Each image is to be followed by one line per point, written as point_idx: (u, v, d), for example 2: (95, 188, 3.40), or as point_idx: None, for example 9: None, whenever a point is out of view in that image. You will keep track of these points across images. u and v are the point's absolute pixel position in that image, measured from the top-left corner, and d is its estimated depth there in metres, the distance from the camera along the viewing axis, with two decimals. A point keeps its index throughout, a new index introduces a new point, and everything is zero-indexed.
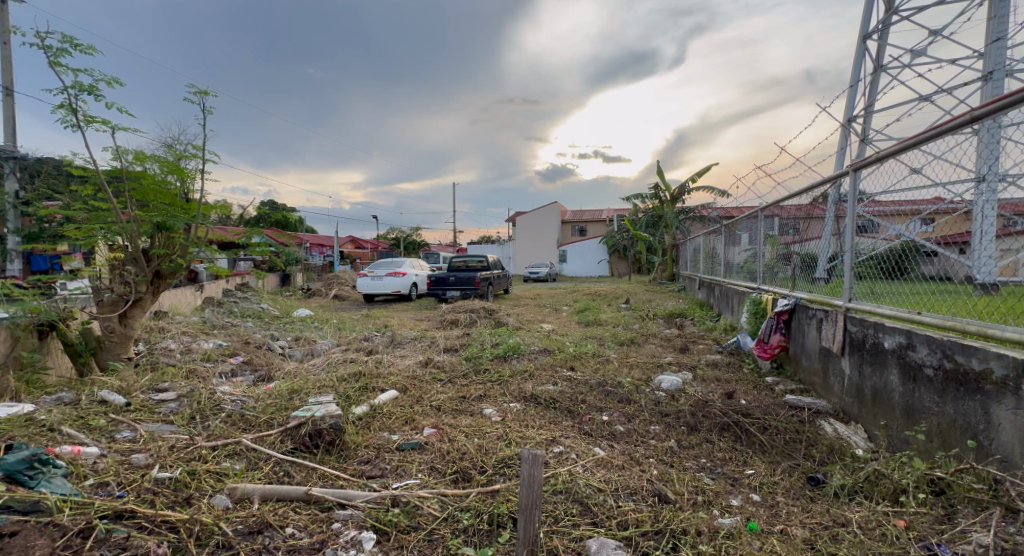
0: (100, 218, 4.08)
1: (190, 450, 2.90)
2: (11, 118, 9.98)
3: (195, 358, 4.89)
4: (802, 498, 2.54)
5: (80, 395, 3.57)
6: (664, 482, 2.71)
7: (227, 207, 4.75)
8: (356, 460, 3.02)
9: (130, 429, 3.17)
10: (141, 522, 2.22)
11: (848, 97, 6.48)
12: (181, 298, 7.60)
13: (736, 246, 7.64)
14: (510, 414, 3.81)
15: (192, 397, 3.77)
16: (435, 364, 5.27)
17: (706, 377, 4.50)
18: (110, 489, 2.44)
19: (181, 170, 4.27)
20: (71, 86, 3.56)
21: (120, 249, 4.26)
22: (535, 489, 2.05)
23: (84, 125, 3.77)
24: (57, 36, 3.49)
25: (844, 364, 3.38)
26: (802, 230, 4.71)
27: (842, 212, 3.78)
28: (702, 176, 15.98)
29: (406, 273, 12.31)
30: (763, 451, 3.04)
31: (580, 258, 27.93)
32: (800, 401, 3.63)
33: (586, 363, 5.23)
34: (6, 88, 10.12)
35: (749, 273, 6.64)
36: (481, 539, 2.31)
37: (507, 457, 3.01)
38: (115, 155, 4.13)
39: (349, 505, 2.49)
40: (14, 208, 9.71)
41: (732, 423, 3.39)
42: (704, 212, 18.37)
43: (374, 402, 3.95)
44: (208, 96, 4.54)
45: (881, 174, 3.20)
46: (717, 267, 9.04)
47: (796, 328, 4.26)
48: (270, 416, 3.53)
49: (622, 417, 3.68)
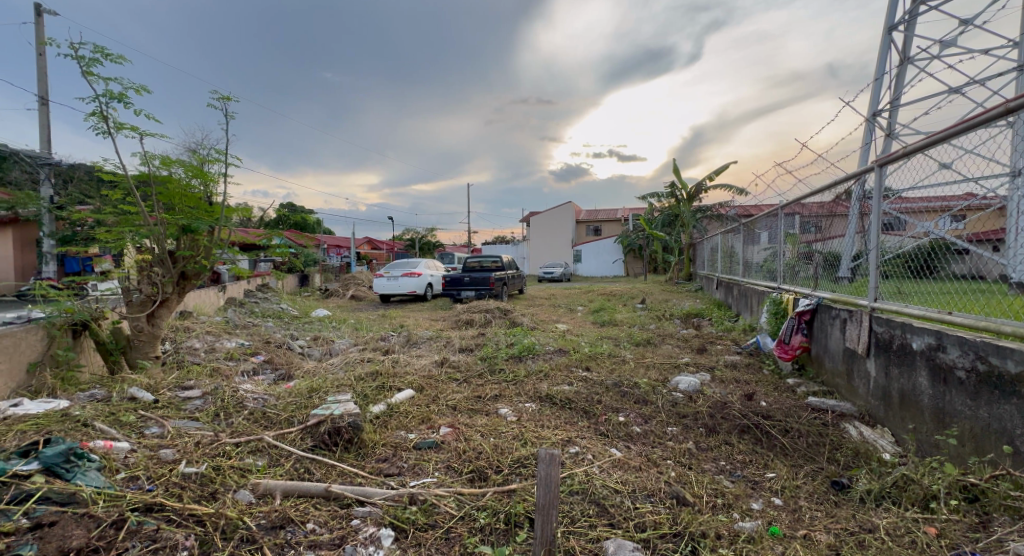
0: (129, 221, 4.21)
1: (216, 447, 2.98)
2: (46, 126, 10.37)
3: (218, 357, 5.01)
4: (826, 502, 2.49)
5: (112, 392, 3.68)
6: (682, 484, 2.69)
7: (248, 209, 4.86)
8: (374, 458, 3.06)
9: (159, 425, 3.26)
10: (170, 515, 2.28)
11: (874, 90, 6.32)
12: (205, 298, 7.80)
13: (755, 245, 7.52)
14: (526, 414, 3.82)
15: (216, 395, 3.86)
16: (451, 364, 5.31)
17: (724, 378, 4.46)
18: (140, 483, 2.52)
19: (205, 174, 4.39)
20: (102, 94, 3.68)
21: (149, 252, 4.39)
22: (551, 489, 2.05)
23: (114, 132, 3.90)
24: (89, 46, 3.61)
25: (870, 365, 3.31)
26: (824, 228, 4.62)
27: (866, 209, 3.70)
28: (720, 174, 15.77)
29: (422, 273, 12.41)
30: (785, 455, 3.00)
31: (596, 258, 27.80)
32: (823, 403, 3.57)
33: (602, 364, 5.22)
34: (41, 98, 10.52)
35: (768, 272, 6.55)
36: (497, 538, 2.32)
37: (523, 457, 3.02)
38: (143, 160, 4.25)
39: (368, 502, 2.52)
40: (50, 213, 10.10)
41: (752, 425, 3.35)
42: (721, 211, 18.14)
43: (391, 401, 3.99)
44: (230, 101, 4.65)
45: (908, 170, 3.13)
46: (735, 267, 8.92)
47: (819, 328, 4.18)
48: (290, 414, 3.59)
49: (639, 418, 3.67)
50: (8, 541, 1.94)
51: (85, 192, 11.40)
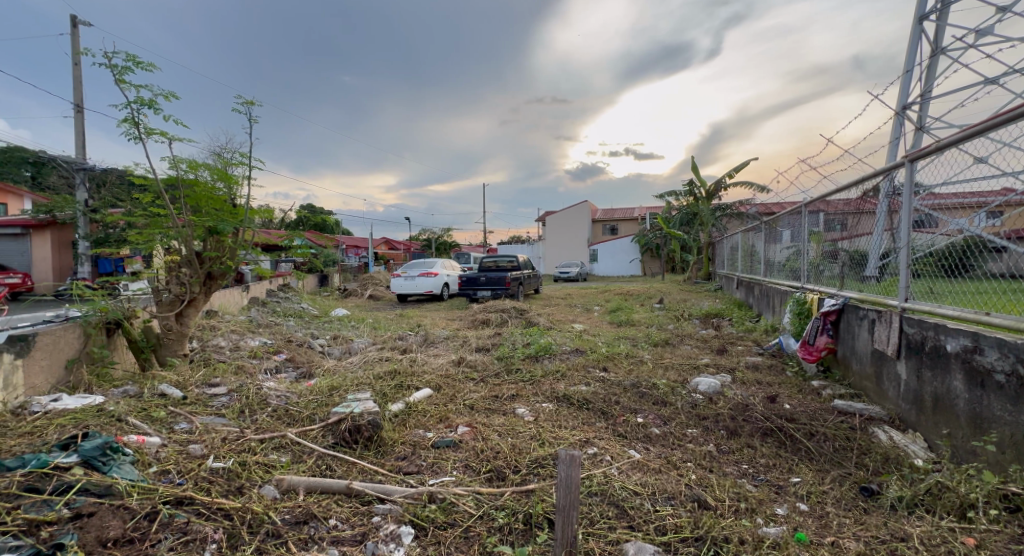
0: (159, 223, 4.34)
1: (241, 443, 3.05)
2: (80, 132, 10.74)
3: (242, 355, 5.13)
4: (855, 509, 2.44)
5: (143, 388, 3.80)
6: (704, 488, 2.66)
7: (271, 211, 4.96)
8: (393, 456, 3.10)
9: (187, 421, 3.35)
10: (200, 509, 2.35)
11: (904, 82, 6.15)
12: (230, 298, 7.98)
13: (777, 243, 7.39)
14: (543, 414, 3.83)
15: (241, 392, 3.96)
16: (467, 363, 5.33)
17: (746, 380, 4.39)
18: (171, 476, 2.59)
19: (229, 177, 4.50)
20: (134, 101, 3.81)
21: (177, 253, 4.53)
22: (572, 490, 2.05)
23: (144, 137, 4.02)
24: (122, 55, 3.74)
25: (900, 368, 3.23)
26: (851, 226, 4.51)
27: (896, 206, 3.61)
28: (740, 171, 15.50)
29: (439, 273, 12.50)
30: (810, 459, 2.95)
31: (613, 257, 27.59)
32: (850, 406, 3.49)
33: (620, 364, 5.20)
34: (76, 105, 10.90)
35: (791, 271, 6.42)
36: (516, 538, 2.33)
37: (541, 458, 3.03)
38: (172, 164, 4.38)
39: (388, 500, 2.55)
40: (84, 216, 10.46)
41: (776, 428, 3.30)
42: (741, 209, 17.82)
43: (409, 400, 4.02)
44: (254, 106, 4.77)
45: (940, 165, 3.04)
46: (756, 266, 8.76)
47: (845, 329, 4.09)
48: (311, 412, 3.66)
49: (658, 420, 3.64)
50: (50, 531, 2.02)
51: (117, 195, 11.78)
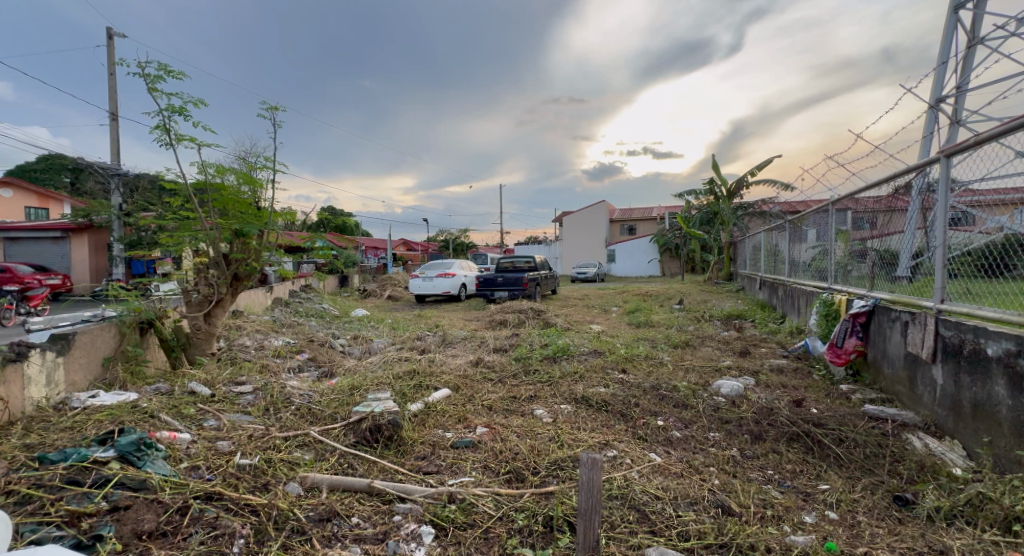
0: (188, 226, 4.47)
1: (267, 440, 3.12)
2: (115, 140, 11.13)
3: (267, 355, 5.24)
4: (889, 519, 2.37)
5: (174, 386, 3.90)
6: (727, 493, 2.62)
7: (293, 213, 5.06)
8: (413, 455, 3.12)
9: (215, 418, 3.44)
10: (228, 505, 2.40)
11: (938, 75, 5.95)
12: (254, 298, 8.16)
13: (802, 243, 7.22)
14: (562, 415, 3.81)
15: (266, 391, 4.05)
16: (485, 364, 5.35)
17: (770, 383, 4.30)
18: (201, 472, 2.66)
19: (254, 180, 4.59)
20: (166, 108, 3.93)
21: (205, 255, 4.66)
22: (593, 494, 2.04)
23: (175, 143, 4.14)
24: (154, 64, 3.85)
25: (936, 372, 3.14)
26: (881, 224, 4.39)
27: (929, 203, 3.50)
28: (763, 169, 15.20)
29: (456, 273, 12.57)
30: (840, 466, 2.88)
31: (631, 258, 27.36)
32: (881, 411, 3.40)
33: (639, 366, 5.15)
34: (111, 114, 11.31)
35: (817, 271, 6.27)
36: (537, 540, 2.32)
37: (561, 460, 3.02)
38: (201, 169, 4.50)
39: (408, 499, 2.58)
40: (118, 220, 10.85)
41: (802, 433, 3.23)
42: (764, 208, 17.47)
43: (428, 401, 4.05)
44: (278, 111, 4.87)
45: (977, 160, 2.95)
46: (780, 266, 8.58)
47: (876, 331, 3.99)
48: (333, 410, 3.71)
49: (679, 423, 3.59)
50: (90, 522, 2.10)
51: (148, 199, 12.20)
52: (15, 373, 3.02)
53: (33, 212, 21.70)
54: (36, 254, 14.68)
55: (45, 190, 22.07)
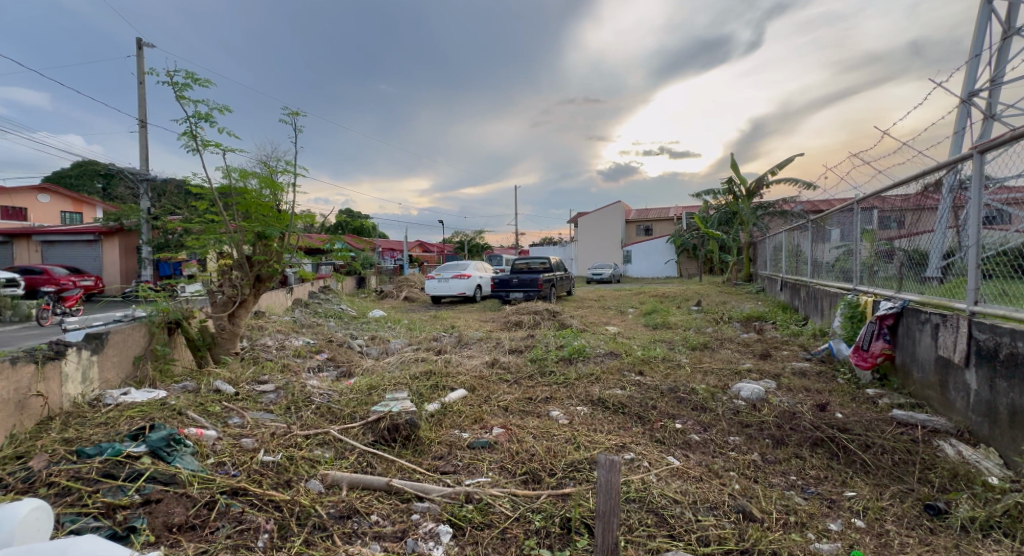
0: (213, 229, 4.58)
1: (289, 438, 3.18)
2: (145, 145, 11.47)
3: (288, 355, 5.34)
4: (920, 528, 2.32)
5: (200, 384, 4.00)
6: (748, 499, 2.58)
7: (313, 216, 5.13)
8: (430, 455, 3.15)
9: (240, 416, 3.51)
10: (253, 500, 2.45)
11: (972, 68, 5.78)
12: (275, 299, 8.31)
13: (825, 243, 7.08)
14: (578, 417, 3.80)
15: (288, 390, 4.13)
16: (501, 365, 5.36)
17: (792, 386, 4.23)
18: (227, 468, 2.73)
19: (276, 184, 4.68)
20: (193, 115, 4.03)
21: (229, 257, 4.76)
22: (612, 496, 2.04)
23: (201, 148, 4.25)
24: (182, 73, 3.96)
25: (970, 377, 3.05)
26: (909, 224, 4.28)
27: (961, 201, 3.41)
28: (784, 168, 14.92)
29: (471, 275, 12.62)
30: (867, 472, 2.82)
31: (647, 258, 27.15)
32: (910, 417, 3.32)
33: (657, 368, 5.10)
34: (140, 121, 11.67)
35: (841, 272, 6.15)
36: (555, 541, 2.32)
37: (577, 461, 3.02)
38: (225, 174, 4.60)
39: (426, 498, 2.60)
40: (147, 223, 11.19)
41: (827, 438, 3.17)
42: (785, 208, 17.16)
43: (445, 401, 4.08)
44: (299, 116, 4.97)
45: (1012, 157, 2.88)
46: (802, 267, 8.42)
47: (904, 334, 3.89)
48: (352, 410, 3.76)
49: (697, 426, 3.55)
50: (124, 514, 2.17)
51: (175, 203, 12.56)
52: (54, 370, 3.13)
53: (68, 216, 22.56)
54: (71, 257, 15.21)
55: (79, 196, 22.85)
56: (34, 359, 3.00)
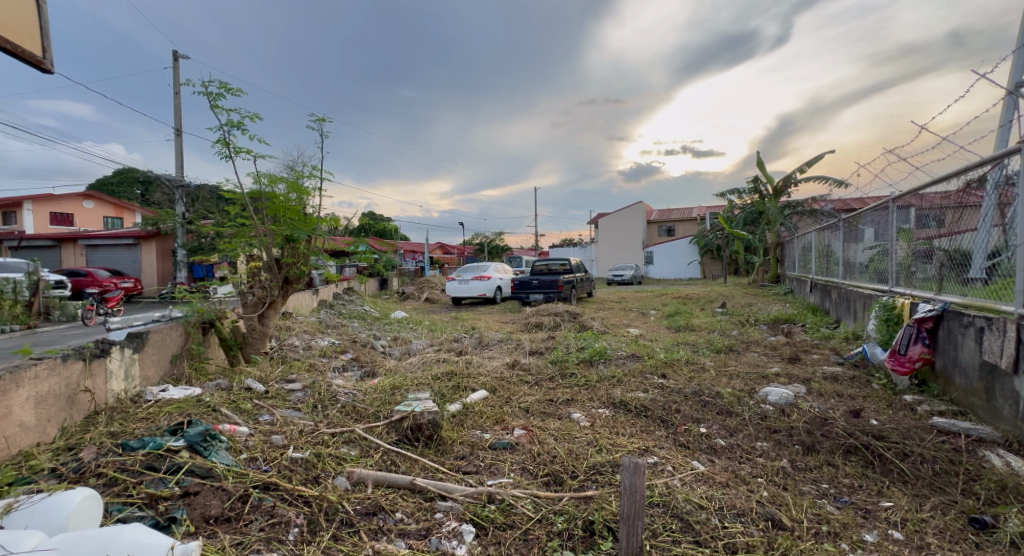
0: (244, 233, 4.71)
1: (316, 435, 3.25)
2: (180, 153, 11.89)
3: (314, 354, 5.46)
4: (964, 542, 2.23)
5: (232, 382, 4.12)
6: (778, 506, 2.53)
7: (338, 219, 5.22)
8: (452, 455, 3.17)
9: (270, 414, 3.60)
10: (284, 495, 2.51)
11: (1018, 59, 5.54)
12: (301, 300, 8.50)
13: (858, 243, 6.87)
14: (600, 420, 3.77)
15: (315, 388, 4.22)
16: (522, 366, 5.38)
17: (823, 391, 4.11)
18: (259, 463, 2.80)
19: (304, 188, 4.79)
20: (226, 123, 4.16)
21: (259, 259, 4.88)
22: (636, 499, 2.02)
23: (234, 155, 4.39)
24: (216, 83, 4.10)
25: (1019, 385, 2.93)
26: (948, 222, 4.12)
27: (1008, 198, 3.27)
28: (813, 166, 14.54)
29: (491, 277, 12.67)
30: (905, 482, 2.73)
31: (669, 259, 26.81)
32: (952, 425, 3.20)
33: (680, 371, 5.03)
34: (176, 129, 12.10)
35: (875, 272, 5.96)
36: (578, 544, 2.31)
37: (599, 464, 3.00)
38: (255, 179, 4.73)
39: (450, 497, 2.63)
40: (182, 227, 11.59)
41: (861, 446, 3.08)
42: (814, 207, 16.71)
43: (466, 401, 4.12)
44: (325, 122, 5.07)
45: None
46: (834, 268, 8.18)
47: (945, 338, 3.76)
48: (376, 409, 3.82)
49: (723, 431, 3.50)
50: (165, 505, 2.26)
51: (208, 208, 12.98)
52: (100, 367, 3.26)
53: (110, 221, 23.54)
54: (112, 260, 15.81)
55: (119, 201, 23.78)
56: (83, 356, 3.13)
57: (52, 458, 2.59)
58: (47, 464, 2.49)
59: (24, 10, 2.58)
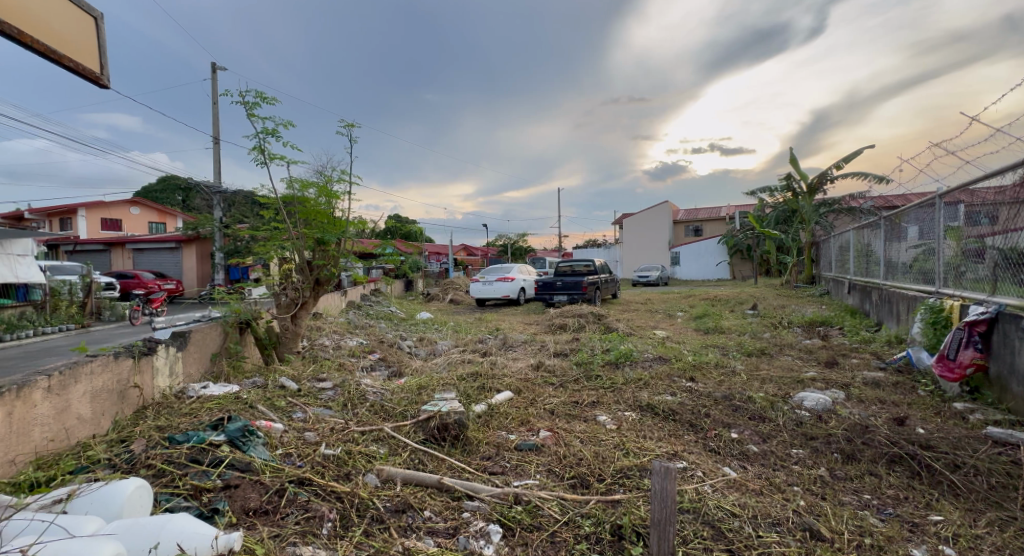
0: (277, 237, 4.83)
1: (346, 433, 3.31)
2: (218, 160, 12.35)
3: (343, 354, 5.57)
4: None
5: (267, 380, 4.24)
6: (816, 516, 2.45)
7: (366, 221, 5.31)
8: (479, 455, 3.19)
9: (303, 411, 3.69)
10: (318, 490, 2.57)
11: None
12: (330, 301, 8.68)
13: (901, 242, 6.60)
14: (626, 423, 3.73)
15: (345, 387, 4.29)
16: (546, 368, 5.36)
17: (863, 398, 3.96)
18: (293, 459, 2.87)
19: (334, 193, 4.89)
20: (261, 131, 4.28)
21: (291, 262, 4.99)
22: (668, 505, 1.97)
23: (268, 162, 4.51)
24: (252, 92, 4.23)
25: None
26: (1002, 219, 3.92)
27: None
28: (850, 161, 14.02)
29: (516, 278, 12.70)
30: (956, 496, 2.60)
31: (697, 259, 26.33)
32: (1009, 435, 3.04)
33: (709, 375, 4.93)
34: (215, 137, 12.60)
35: (921, 273, 5.71)
36: (606, 548, 2.29)
37: (627, 468, 2.97)
38: (288, 184, 4.85)
39: (477, 497, 2.64)
40: (220, 230, 12.02)
41: (906, 455, 2.95)
42: (852, 204, 16.10)
43: (492, 402, 4.14)
44: (354, 127, 5.17)
45: None
46: (874, 269, 7.87)
47: (1000, 343, 3.58)
48: (403, 409, 3.86)
49: (755, 437, 3.40)
50: (208, 497, 2.34)
51: (244, 213, 13.44)
52: (147, 364, 3.40)
53: (154, 225, 24.76)
54: (156, 263, 16.51)
55: (163, 207, 24.89)
56: (132, 354, 3.27)
57: (107, 449, 2.71)
58: (102, 454, 2.61)
59: (87, 28, 2.74)
